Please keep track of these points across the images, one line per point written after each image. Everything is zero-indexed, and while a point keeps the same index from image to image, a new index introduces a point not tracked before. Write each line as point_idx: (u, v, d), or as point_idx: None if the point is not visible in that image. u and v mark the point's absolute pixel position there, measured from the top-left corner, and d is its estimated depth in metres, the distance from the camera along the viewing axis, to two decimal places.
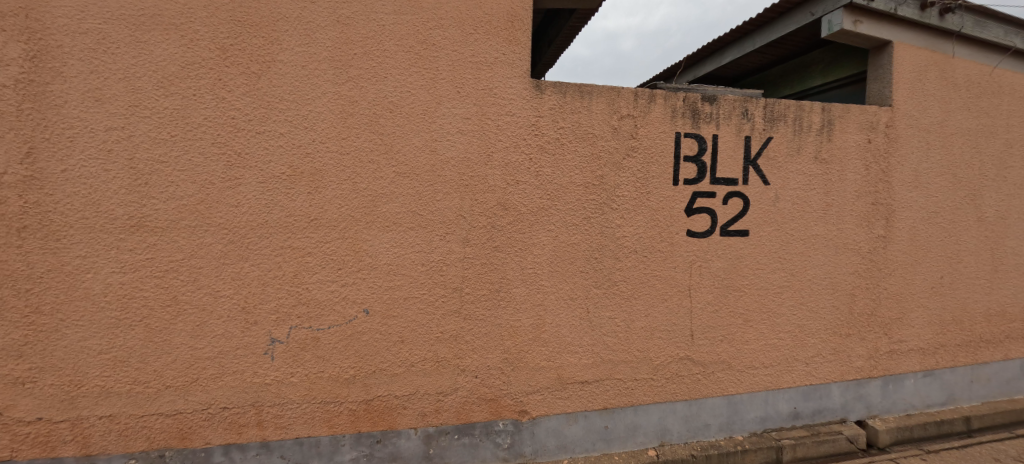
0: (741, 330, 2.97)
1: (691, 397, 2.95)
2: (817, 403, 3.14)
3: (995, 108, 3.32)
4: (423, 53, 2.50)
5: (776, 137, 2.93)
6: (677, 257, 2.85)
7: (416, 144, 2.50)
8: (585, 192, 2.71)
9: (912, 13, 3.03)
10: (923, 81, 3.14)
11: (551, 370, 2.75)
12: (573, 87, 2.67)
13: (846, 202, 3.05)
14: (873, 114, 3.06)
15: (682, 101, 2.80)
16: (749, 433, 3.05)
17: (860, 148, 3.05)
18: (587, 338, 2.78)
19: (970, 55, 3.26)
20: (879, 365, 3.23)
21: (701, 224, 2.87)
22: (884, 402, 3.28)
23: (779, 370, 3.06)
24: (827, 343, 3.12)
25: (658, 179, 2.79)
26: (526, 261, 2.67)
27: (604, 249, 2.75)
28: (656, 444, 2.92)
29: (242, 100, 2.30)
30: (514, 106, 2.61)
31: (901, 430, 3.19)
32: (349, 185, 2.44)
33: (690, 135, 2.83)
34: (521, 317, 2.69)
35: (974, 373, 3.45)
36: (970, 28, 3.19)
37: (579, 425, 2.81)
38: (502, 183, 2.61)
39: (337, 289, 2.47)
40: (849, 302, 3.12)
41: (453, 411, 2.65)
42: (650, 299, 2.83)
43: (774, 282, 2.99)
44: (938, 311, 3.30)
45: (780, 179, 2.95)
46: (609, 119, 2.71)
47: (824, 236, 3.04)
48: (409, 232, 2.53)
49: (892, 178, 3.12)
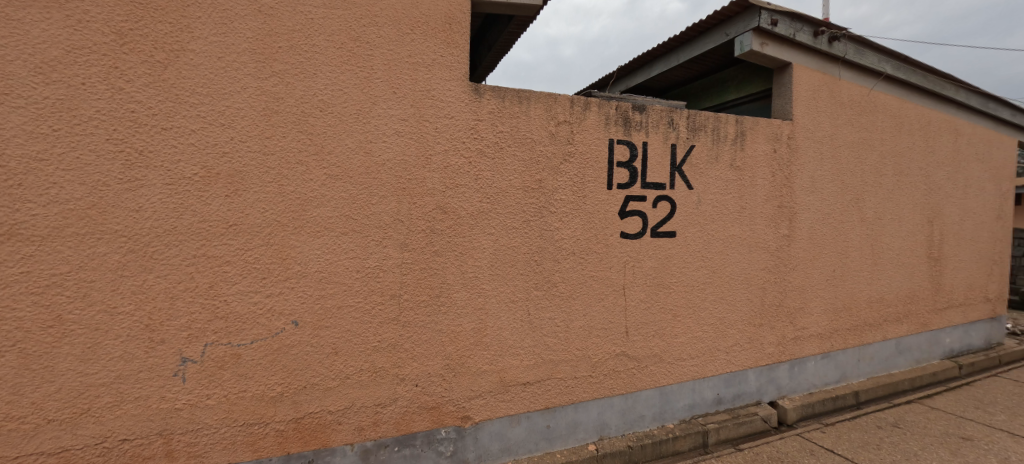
0: (670, 325, 3.17)
1: (627, 391, 3.09)
2: (736, 388, 3.44)
3: (871, 124, 3.86)
4: (356, 50, 2.40)
5: (697, 146, 3.17)
6: (612, 258, 2.98)
7: (350, 145, 2.39)
8: (524, 195, 2.75)
9: (806, 39, 3.46)
10: (815, 99, 3.58)
11: (492, 373, 2.75)
12: (512, 92, 2.70)
13: (757, 205, 3.39)
14: (777, 126, 3.42)
15: (615, 109, 2.94)
16: (679, 420, 3.26)
17: (767, 157, 3.40)
18: (529, 340, 2.81)
19: (853, 78, 3.76)
20: (786, 350, 3.61)
21: (633, 225, 3.03)
22: (791, 383, 3.67)
23: (703, 360, 3.31)
24: (743, 332, 3.43)
25: (594, 183, 2.91)
26: (466, 265, 2.65)
27: (543, 252, 2.81)
28: (595, 439, 3.02)
29: (145, 93, 2.05)
30: (453, 108, 2.58)
31: (805, 407, 3.59)
32: (275, 188, 2.26)
33: (623, 142, 2.97)
34: (462, 322, 2.66)
35: (860, 353, 3.97)
36: (851, 54, 3.69)
37: (522, 426, 2.84)
38: (441, 186, 2.57)
39: (260, 300, 2.28)
40: (760, 295, 3.46)
41: (392, 423, 2.56)
42: (587, 299, 2.93)
43: (698, 278, 3.23)
44: (832, 300, 3.76)
45: (702, 184, 3.20)
46: (546, 125, 2.78)
47: (739, 236, 3.35)
48: (342, 237, 2.40)
49: (794, 184, 3.51)
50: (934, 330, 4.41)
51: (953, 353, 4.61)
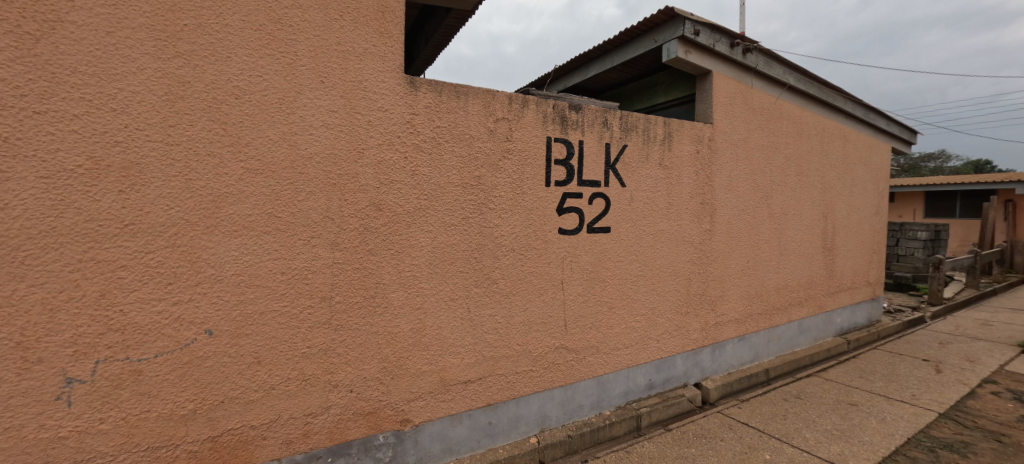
0: (606, 316, 3.31)
1: (566, 382, 3.18)
2: (666, 373, 3.68)
3: (777, 129, 4.29)
4: (277, 34, 2.21)
5: (630, 145, 3.33)
6: (551, 254, 3.04)
7: (271, 136, 2.20)
8: (463, 192, 2.71)
9: (724, 50, 3.75)
10: (732, 105, 3.90)
11: (432, 374, 2.69)
12: (449, 86, 2.65)
13: (683, 201, 3.63)
14: (700, 129, 3.69)
15: (552, 108, 3.00)
16: (615, 407, 3.42)
17: (691, 157, 3.65)
18: (469, 338, 2.79)
19: (763, 87, 4.15)
20: (708, 335, 3.92)
21: (571, 222, 3.11)
22: (713, 365, 3.99)
23: (636, 348, 3.49)
24: (672, 320, 3.67)
25: (532, 181, 2.94)
26: (402, 264, 2.56)
27: (483, 249, 2.80)
28: (536, 432, 3.08)
29: (10, 69, 1.74)
30: (387, 101, 2.48)
31: (725, 386, 3.92)
32: (181, 183, 2.03)
33: (560, 140, 3.04)
34: (399, 323, 2.57)
35: (770, 334, 4.42)
36: (762, 66, 4.07)
37: (464, 425, 2.81)
38: (375, 182, 2.46)
39: (165, 309, 2.03)
40: (686, 285, 3.72)
41: (325, 433, 2.41)
42: (527, 295, 2.96)
43: (631, 271, 3.40)
44: (747, 288, 4.14)
45: (634, 182, 3.36)
46: (484, 121, 2.76)
47: (669, 231, 3.57)
48: (264, 237, 2.21)
49: (714, 182, 3.81)
50: (827, 311, 5.02)
51: (841, 330, 5.28)
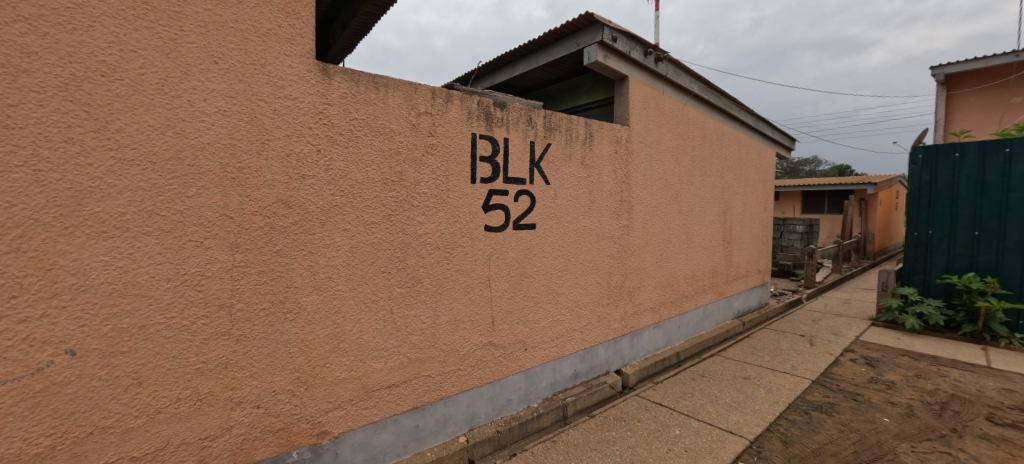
0: (532, 311, 3.36)
1: (495, 379, 3.19)
2: (589, 362, 3.84)
3: (685, 132, 4.64)
4: (159, 6, 1.93)
5: (553, 144, 3.40)
6: (477, 251, 3.02)
7: (151, 123, 1.92)
8: (384, 189, 2.58)
9: (639, 57, 3.98)
10: (646, 109, 4.16)
11: (353, 380, 2.54)
12: (368, 76, 2.50)
13: (603, 199, 3.79)
14: (618, 131, 3.87)
15: (477, 104, 2.96)
16: (542, 398, 3.50)
17: (610, 157, 3.83)
18: (392, 340, 2.67)
19: (673, 94, 4.47)
20: (628, 324, 4.16)
21: (497, 219, 3.11)
22: (632, 352, 4.24)
23: (562, 340, 3.59)
24: (594, 312, 3.83)
25: (457, 178, 2.89)
26: (317, 265, 2.38)
27: (407, 248, 2.69)
28: (465, 430, 3.05)
29: None
30: (295, 89, 2.27)
31: (643, 370, 4.19)
32: (28, 174, 1.70)
33: (485, 137, 3.02)
34: (314, 329, 2.39)
35: (680, 320, 4.79)
36: (672, 74, 4.37)
37: (389, 431, 2.70)
38: (283, 176, 2.25)
39: (8, 329, 1.70)
40: (607, 278, 3.90)
41: (227, 456, 2.17)
42: (453, 293, 2.91)
43: (556, 266, 3.49)
44: (660, 279, 4.45)
45: (557, 179, 3.44)
46: (406, 115, 2.65)
47: (591, 227, 3.72)
48: (144, 238, 1.93)
49: (631, 181, 4.03)
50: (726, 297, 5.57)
51: (737, 313, 5.89)
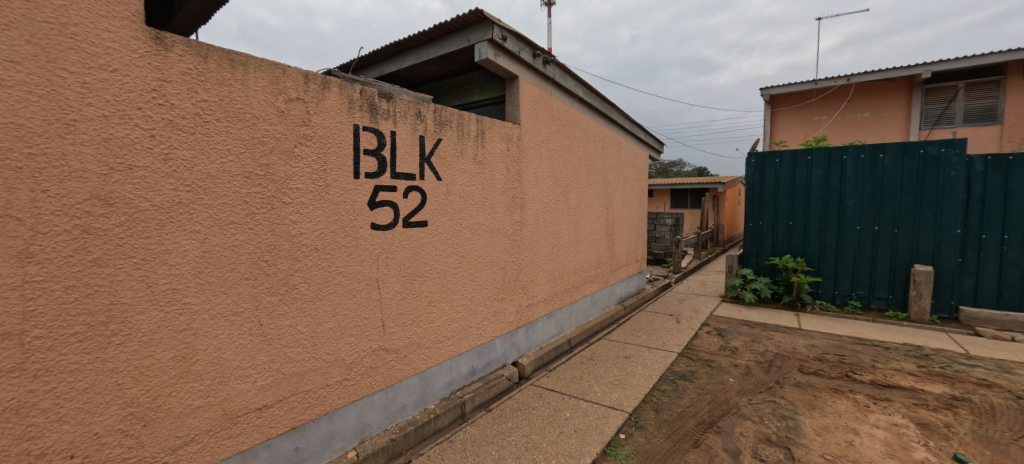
0: (426, 311, 3.21)
1: (387, 385, 2.97)
2: (486, 357, 3.79)
3: (571, 132, 4.81)
4: None
5: (444, 139, 3.27)
6: (363, 251, 2.78)
7: None
8: (246, 184, 2.23)
9: (528, 58, 4.02)
10: (535, 107, 4.21)
11: (212, 407, 2.17)
12: (220, 51, 2.13)
13: (496, 195, 3.76)
14: (509, 129, 3.86)
15: (359, 93, 2.71)
16: (439, 399, 3.36)
17: (502, 154, 3.80)
18: (262, 356, 2.33)
19: (560, 96, 4.61)
20: (522, 317, 4.19)
21: (384, 216, 2.89)
22: (527, 343, 4.29)
23: (458, 338, 3.49)
24: (490, 307, 3.78)
25: (338, 172, 2.62)
26: (155, 276, 1.97)
27: (278, 250, 2.37)
28: (355, 444, 2.80)
29: None
30: (116, 59, 1.85)
31: (537, 360, 4.26)
32: None
33: (369, 129, 2.79)
34: (154, 353, 1.98)
35: (570, 308, 4.98)
36: (559, 77, 4.50)
37: (261, 459, 2.36)
38: (98, 168, 1.82)
39: None
40: (502, 273, 3.88)
41: None
42: (336, 298, 2.64)
43: (450, 264, 3.37)
44: (551, 271, 4.57)
45: (449, 175, 3.32)
46: (272, 100, 2.32)
47: (484, 224, 3.66)
48: None
49: (522, 178, 4.05)
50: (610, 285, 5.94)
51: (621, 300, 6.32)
